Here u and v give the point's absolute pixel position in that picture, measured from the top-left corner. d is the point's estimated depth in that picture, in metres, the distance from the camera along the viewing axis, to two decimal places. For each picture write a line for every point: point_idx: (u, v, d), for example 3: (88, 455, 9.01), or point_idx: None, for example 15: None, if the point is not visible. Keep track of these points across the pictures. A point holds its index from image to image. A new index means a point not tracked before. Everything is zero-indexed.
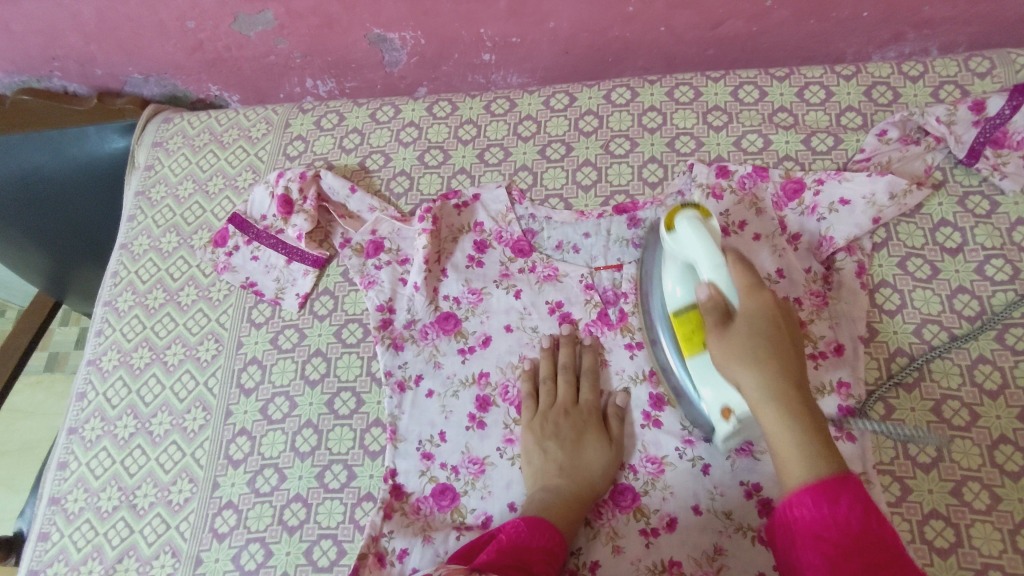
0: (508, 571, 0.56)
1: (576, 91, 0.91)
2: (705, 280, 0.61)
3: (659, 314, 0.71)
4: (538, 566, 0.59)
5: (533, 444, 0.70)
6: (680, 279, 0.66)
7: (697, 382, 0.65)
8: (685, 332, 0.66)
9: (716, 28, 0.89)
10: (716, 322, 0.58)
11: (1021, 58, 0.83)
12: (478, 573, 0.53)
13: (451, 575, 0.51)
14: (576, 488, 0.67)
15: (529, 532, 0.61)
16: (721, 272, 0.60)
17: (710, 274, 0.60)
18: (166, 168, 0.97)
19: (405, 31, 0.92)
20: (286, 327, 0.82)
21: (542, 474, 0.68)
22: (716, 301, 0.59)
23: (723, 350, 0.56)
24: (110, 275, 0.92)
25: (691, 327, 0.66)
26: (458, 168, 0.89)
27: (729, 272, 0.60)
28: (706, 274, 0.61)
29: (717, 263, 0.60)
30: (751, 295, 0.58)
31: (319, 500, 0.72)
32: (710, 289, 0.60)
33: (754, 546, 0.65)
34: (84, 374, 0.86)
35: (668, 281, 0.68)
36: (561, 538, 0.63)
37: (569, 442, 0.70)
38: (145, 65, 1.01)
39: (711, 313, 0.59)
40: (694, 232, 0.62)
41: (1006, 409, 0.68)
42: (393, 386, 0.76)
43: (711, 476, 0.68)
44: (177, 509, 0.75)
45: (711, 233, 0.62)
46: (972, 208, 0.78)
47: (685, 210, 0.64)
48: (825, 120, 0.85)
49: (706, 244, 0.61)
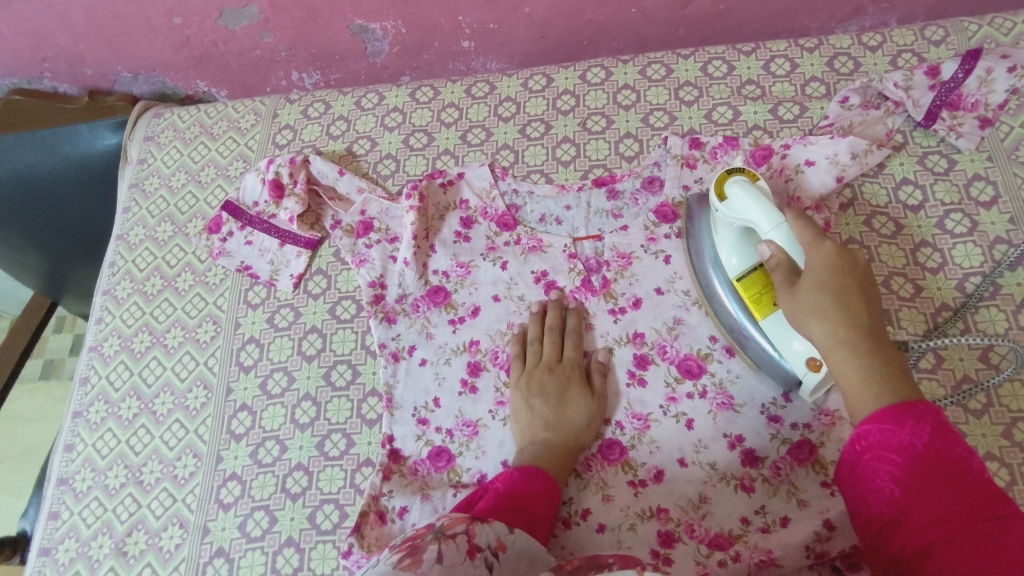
0: (509, 515, 0.59)
1: (553, 72, 0.95)
2: (768, 239, 0.63)
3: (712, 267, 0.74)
4: (533, 509, 0.62)
5: (519, 397, 0.74)
6: (736, 249, 0.70)
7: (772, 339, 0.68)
8: (756, 293, 0.68)
9: (685, 8, 0.93)
10: (783, 281, 0.61)
11: (972, 25, 0.88)
12: (480, 519, 0.56)
13: (454, 523, 0.54)
14: (564, 440, 0.71)
15: (523, 477, 0.64)
16: (783, 231, 0.62)
17: (769, 233, 0.63)
18: (158, 161, 1.00)
19: (387, 20, 0.95)
20: (281, 307, 0.85)
21: (529, 426, 0.72)
22: (781, 261, 0.61)
23: (792, 304, 0.58)
24: (108, 266, 0.94)
25: (759, 289, 0.67)
26: (442, 150, 0.92)
27: (789, 228, 0.62)
28: (769, 234, 0.63)
29: (778, 221, 0.63)
30: (812, 249, 0.60)
31: (320, 467, 0.75)
32: (772, 247, 0.63)
33: (737, 493, 0.69)
34: (87, 360, 0.88)
35: (726, 254, 0.72)
36: (552, 485, 0.66)
37: (555, 398, 0.73)
38: (135, 64, 1.04)
39: (778, 271, 0.61)
40: (746, 195, 0.66)
41: (968, 351, 0.72)
42: (387, 357, 0.79)
43: (695, 431, 0.72)
44: (183, 483, 0.77)
45: (765, 196, 0.66)
46: (931, 166, 0.82)
47: (732, 179, 0.69)
48: (791, 91, 0.89)
49: (763, 207, 0.64)
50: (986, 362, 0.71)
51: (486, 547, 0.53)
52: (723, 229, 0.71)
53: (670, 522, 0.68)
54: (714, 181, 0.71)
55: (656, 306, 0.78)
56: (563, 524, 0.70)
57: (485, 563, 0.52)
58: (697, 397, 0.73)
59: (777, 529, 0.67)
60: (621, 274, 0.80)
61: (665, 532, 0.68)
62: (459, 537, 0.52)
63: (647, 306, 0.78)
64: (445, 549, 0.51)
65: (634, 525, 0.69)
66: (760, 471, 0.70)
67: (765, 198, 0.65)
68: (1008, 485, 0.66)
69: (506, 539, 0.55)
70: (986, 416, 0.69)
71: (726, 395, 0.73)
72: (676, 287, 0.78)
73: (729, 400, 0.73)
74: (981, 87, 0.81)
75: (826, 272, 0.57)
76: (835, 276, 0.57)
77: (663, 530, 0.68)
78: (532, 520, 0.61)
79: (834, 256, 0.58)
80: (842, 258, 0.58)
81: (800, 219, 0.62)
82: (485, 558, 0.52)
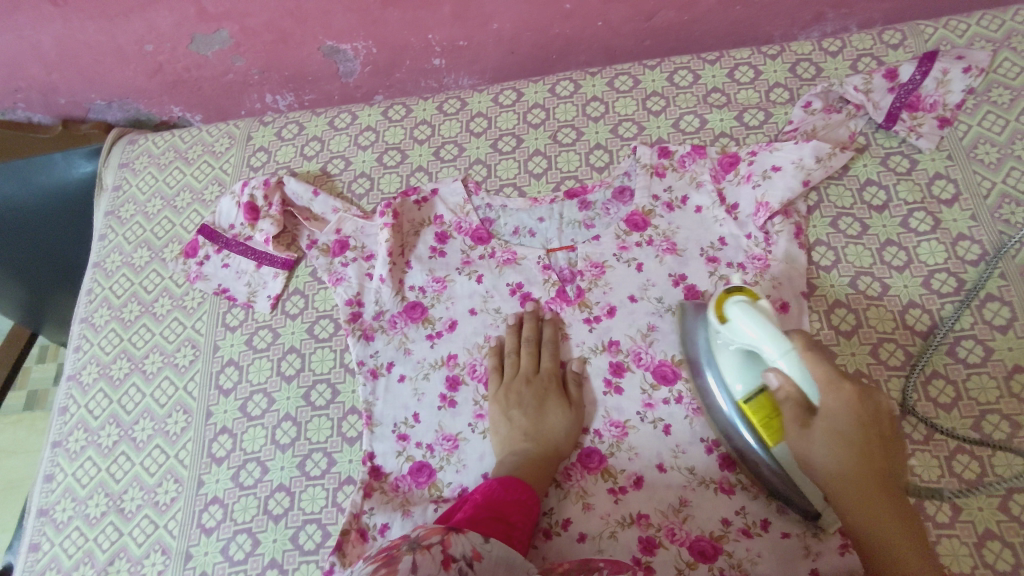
0: (488, 524, 0.60)
1: (522, 87, 0.96)
2: (776, 367, 0.60)
3: (723, 398, 0.69)
4: (512, 517, 0.63)
5: (497, 410, 0.75)
6: (741, 369, 0.65)
7: (777, 458, 0.64)
8: (760, 419, 0.65)
9: (649, 20, 0.95)
10: (793, 416, 0.58)
11: (928, 28, 0.90)
12: (456, 529, 0.56)
13: (429, 534, 0.54)
14: (542, 450, 0.71)
15: (503, 485, 0.65)
16: (793, 360, 0.58)
17: (777, 361, 0.59)
18: (133, 188, 1.00)
19: (357, 41, 0.96)
20: (259, 328, 0.85)
21: (509, 437, 0.73)
22: (789, 392, 0.59)
23: (802, 441, 0.57)
24: (85, 293, 0.94)
25: (765, 414, 0.64)
26: (415, 166, 0.93)
27: (800, 358, 0.58)
28: (776, 361, 0.59)
29: (787, 349, 0.59)
30: (830, 392, 0.56)
31: (301, 487, 0.75)
32: (780, 378, 0.59)
33: (716, 496, 0.70)
34: (65, 389, 0.88)
35: (727, 364, 0.67)
36: (532, 494, 0.66)
37: (533, 408, 0.74)
38: (107, 91, 1.05)
39: (786, 404, 0.59)
40: (746, 317, 0.62)
41: (938, 346, 0.73)
42: (366, 374, 0.80)
43: (672, 436, 0.73)
44: (165, 508, 0.77)
45: (767, 317, 0.62)
46: (894, 166, 0.84)
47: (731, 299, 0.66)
48: (756, 97, 0.91)
49: (766, 330, 0.60)
50: (953, 356, 0.73)
51: (461, 557, 0.53)
52: (722, 348, 0.67)
53: (651, 528, 0.69)
54: (714, 302, 0.68)
55: (630, 312, 0.79)
56: (543, 534, 0.70)
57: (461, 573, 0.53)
58: (674, 402, 0.74)
59: (757, 529, 0.68)
60: (595, 283, 0.81)
61: (646, 537, 0.69)
62: (434, 547, 0.53)
63: (622, 314, 0.79)
64: (420, 560, 0.51)
65: (615, 532, 0.69)
66: (737, 473, 0.70)
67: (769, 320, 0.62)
68: (978, 476, 0.67)
69: (482, 548, 0.55)
70: (956, 409, 0.70)
71: None
72: (650, 293, 0.80)
73: None
74: (938, 88, 0.84)
75: (848, 422, 0.55)
76: (857, 432, 0.55)
77: (644, 537, 0.69)
78: (512, 529, 0.62)
79: (855, 402, 0.56)
80: (865, 403, 0.56)
81: (811, 351, 0.59)
82: (460, 567, 0.53)
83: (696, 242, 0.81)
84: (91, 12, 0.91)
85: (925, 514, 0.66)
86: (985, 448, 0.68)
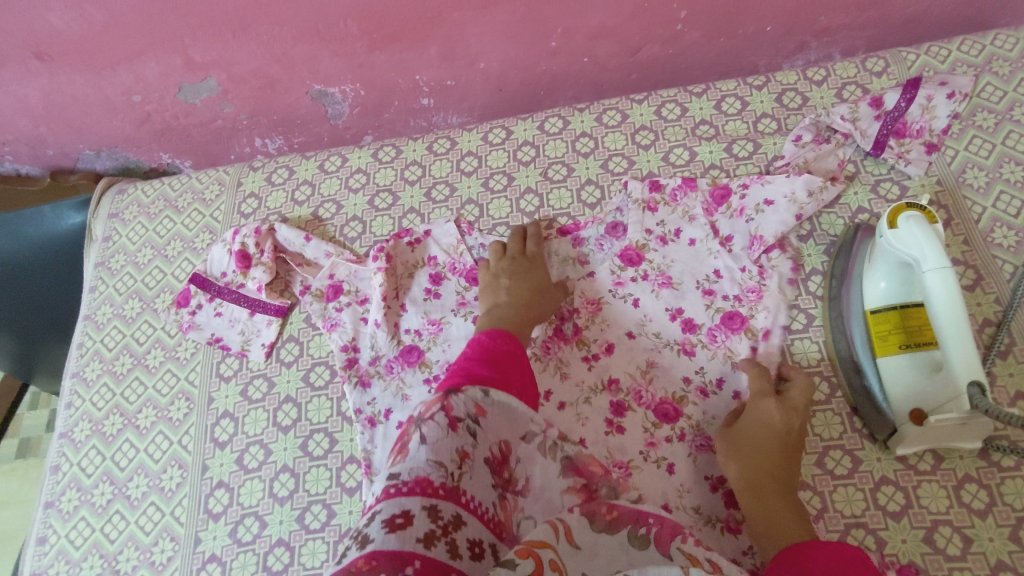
0: (479, 373, 0.60)
1: (511, 124, 0.96)
2: (927, 278, 0.64)
3: (852, 308, 0.74)
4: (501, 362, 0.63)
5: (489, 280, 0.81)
6: (886, 275, 0.70)
7: (888, 378, 0.69)
8: (882, 330, 0.70)
9: (635, 54, 0.96)
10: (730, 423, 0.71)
11: (910, 55, 0.91)
12: (453, 391, 0.56)
13: (430, 405, 0.56)
14: (527, 303, 0.77)
15: (495, 339, 0.67)
16: (944, 275, 0.63)
17: (928, 274, 0.64)
18: (123, 239, 0.99)
19: (345, 84, 0.97)
20: (254, 378, 0.84)
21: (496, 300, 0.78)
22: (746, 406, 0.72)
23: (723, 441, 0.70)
24: (76, 347, 0.93)
25: (888, 326, 0.70)
26: (407, 208, 0.93)
27: (948, 276, 0.63)
28: (927, 274, 0.64)
29: (942, 266, 0.63)
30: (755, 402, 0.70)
31: (301, 542, 0.74)
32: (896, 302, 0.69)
33: (724, 536, 0.69)
34: (57, 448, 0.86)
35: (873, 272, 0.72)
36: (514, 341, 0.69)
37: (521, 274, 0.80)
38: (96, 142, 1.04)
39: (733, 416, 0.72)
40: (921, 233, 0.66)
41: None
42: (363, 422, 0.78)
43: (676, 475, 0.72)
44: (161, 569, 0.75)
45: (939, 237, 0.66)
46: (884, 194, 0.84)
47: (908, 212, 0.68)
48: (744, 128, 0.91)
49: (933, 246, 0.64)
50: None
51: (466, 417, 0.55)
52: (880, 254, 0.71)
53: None
54: (890, 210, 0.71)
55: (628, 349, 0.79)
56: None
57: (469, 430, 0.54)
58: (677, 440, 0.73)
59: None
60: (592, 321, 0.81)
61: None
62: (437, 416, 0.54)
63: (620, 351, 0.79)
64: (427, 430, 0.52)
65: None
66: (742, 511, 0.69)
67: (941, 241, 0.65)
68: (988, 506, 0.66)
69: (483, 403, 0.56)
70: None
71: (705, 436, 0.73)
72: (648, 328, 0.80)
73: (709, 442, 0.73)
74: (924, 114, 0.85)
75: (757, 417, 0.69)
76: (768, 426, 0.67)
77: None
78: (506, 374, 0.62)
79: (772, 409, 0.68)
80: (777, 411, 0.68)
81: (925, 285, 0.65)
82: (468, 426, 0.54)
83: (691, 275, 0.81)
84: (78, 65, 0.91)
85: (936, 547, 0.65)
86: (992, 477, 0.67)
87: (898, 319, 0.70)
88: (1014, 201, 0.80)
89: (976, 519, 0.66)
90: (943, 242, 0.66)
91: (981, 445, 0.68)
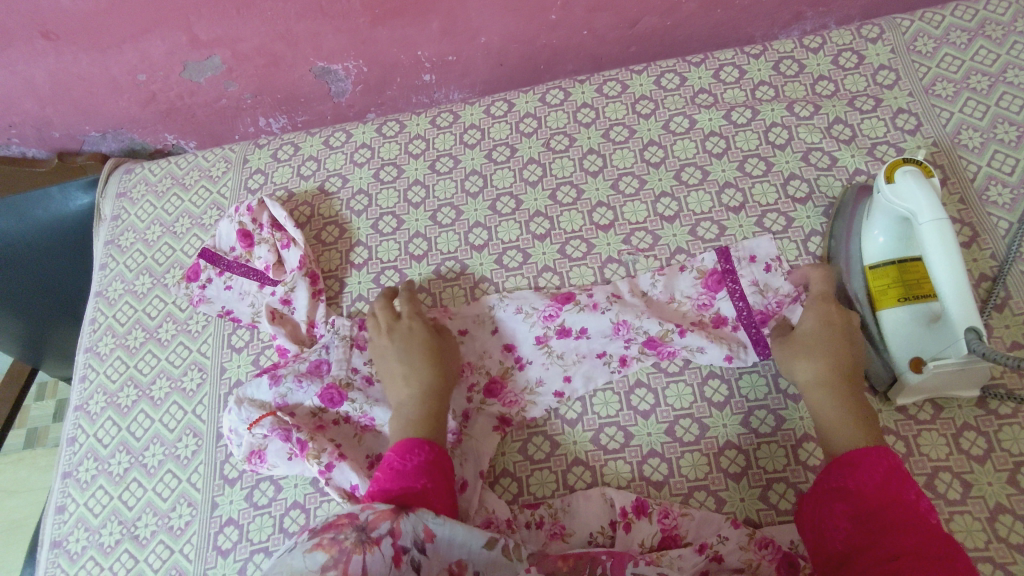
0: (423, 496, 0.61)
1: (512, 97, 0.98)
2: (924, 230, 0.65)
3: (851, 265, 0.76)
4: (426, 479, 0.62)
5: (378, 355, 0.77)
6: (887, 230, 0.72)
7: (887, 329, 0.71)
8: (884, 284, 0.72)
9: (634, 26, 0.97)
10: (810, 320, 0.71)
11: (905, 21, 0.93)
12: (406, 511, 0.58)
13: (379, 520, 0.56)
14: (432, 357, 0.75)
15: (400, 460, 0.64)
16: (938, 225, 0.65)
17: (924, 225, 0.65)
18: (132, 217, 1.00)
19: (348, 61, 0.98)
20: (266, 347, 0.86)
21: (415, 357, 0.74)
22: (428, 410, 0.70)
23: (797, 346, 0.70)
24: (88, 323, 0.94)
25: (888, 280, 0.72)
26: (412, 180, 0.94)
27: (942, 227, 0.65)
28: (924, 225, 0.65)
29: (937, 217, 0.65)
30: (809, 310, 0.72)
31: (317, 503, 0.75)
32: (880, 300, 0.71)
33: (725, 482, 0.71)
34: (73, 420, 0.87)
35: (871, 228, 0.74)
36: (430, 438, 0.67)
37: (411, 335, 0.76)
38: (103, 123, 1.06)
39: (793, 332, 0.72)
40: (918, 186, 0.67)
41: None
42: (361, 381, 0.79)
43: (681, 431, 0.74)
44: (179, 533, 0.77)
45: (934, 190, 0.67)
46: (881, 156, 0.85)
47: (905, 167, 0.70)
48: (743, 95, 0.92)
49: (931, 199, 0.66)
50: None
51: (411, 546, 0.56)
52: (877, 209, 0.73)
53: (649, 519, 0.69)
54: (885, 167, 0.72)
55: None
56: (556, 537, 0.70)
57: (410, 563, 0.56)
58: (681, 397, 0.75)
59: (759, 517, 0.69)
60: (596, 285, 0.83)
61: (664, 527, 0.69)
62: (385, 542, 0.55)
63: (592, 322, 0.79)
64: (372, 560, 0.53)
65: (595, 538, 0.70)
66: (740, 460, 0.72)
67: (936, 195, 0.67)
68: (987, 452, 0.68)
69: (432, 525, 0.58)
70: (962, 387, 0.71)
71: (706, 390, 0.75)
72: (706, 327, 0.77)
73: (710, 398, 0.75)
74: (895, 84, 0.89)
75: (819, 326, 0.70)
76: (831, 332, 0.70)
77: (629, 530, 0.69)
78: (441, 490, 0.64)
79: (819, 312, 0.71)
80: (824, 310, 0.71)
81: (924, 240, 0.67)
82: (410, 560, 0.56)
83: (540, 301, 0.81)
84: (84, 45, 0.92)
85: (937, 493, 0.67)
86: (990, 426, 0.69)
87: (897, 272, 0.72)
88: (1009, 159, 0.82)
89: (975, 465, 0.67)
90: (938, 194, 0.68)
91: (979, 393, 0.70)
